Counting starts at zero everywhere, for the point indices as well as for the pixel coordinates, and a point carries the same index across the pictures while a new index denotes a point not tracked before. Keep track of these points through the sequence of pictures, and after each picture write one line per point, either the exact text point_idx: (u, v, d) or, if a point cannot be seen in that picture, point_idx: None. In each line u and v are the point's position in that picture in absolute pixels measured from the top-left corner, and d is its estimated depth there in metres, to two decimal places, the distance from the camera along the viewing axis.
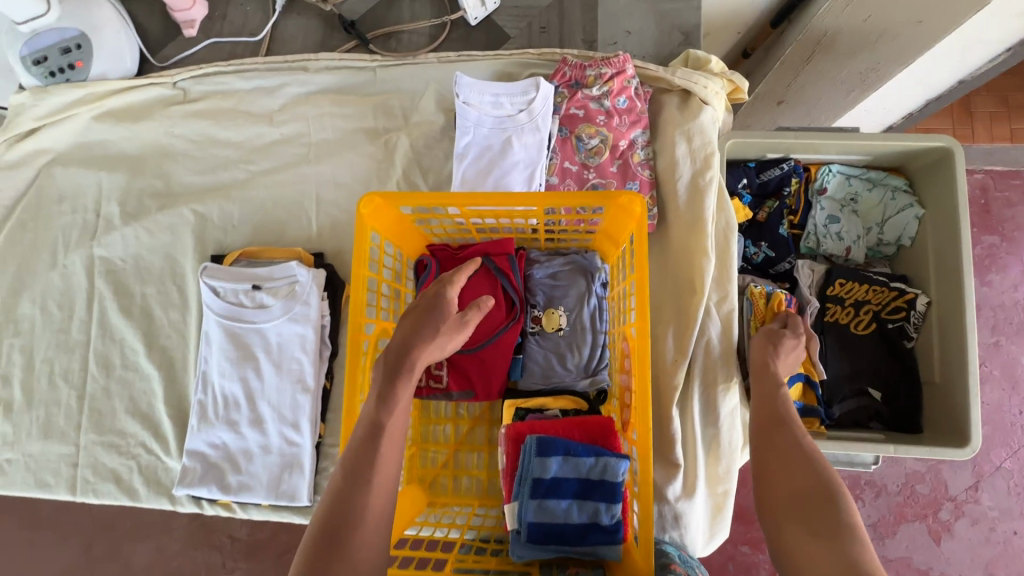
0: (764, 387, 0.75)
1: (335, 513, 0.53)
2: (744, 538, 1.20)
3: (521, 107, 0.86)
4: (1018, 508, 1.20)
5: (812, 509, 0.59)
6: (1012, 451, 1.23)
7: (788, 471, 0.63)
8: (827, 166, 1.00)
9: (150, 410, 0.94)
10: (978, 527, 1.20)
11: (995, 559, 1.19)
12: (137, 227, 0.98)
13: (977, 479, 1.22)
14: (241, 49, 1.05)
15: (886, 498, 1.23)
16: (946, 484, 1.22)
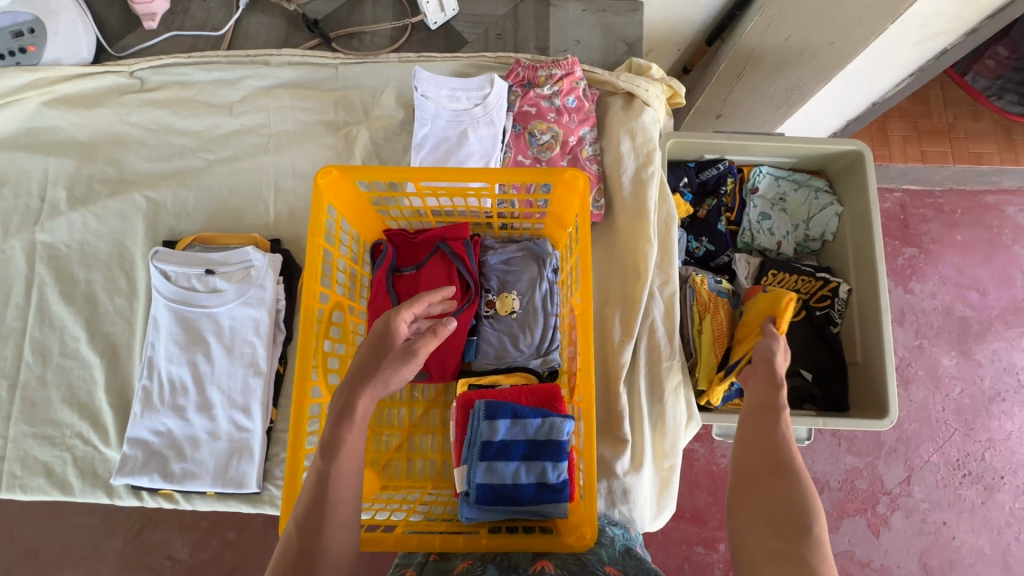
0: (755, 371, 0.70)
1: (299, 540, 0.53)
2: (698, 538, 1.23)
3: (476, 102, 0.92)
4: (946, 499, 1.30)
5: (776, 494, 0.55)
6: (938, 446, 1.32)
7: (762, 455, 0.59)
8: (758, 167, 1.10)
9: (89, 399, 0.90)
10: (912, 519, 1.28)
11: (928, 549, 1.27)
12: (85, 212, 0.96)
13: (910, 472, 1.31)
14: (202, 43, 1.06)
15: (828, 494, 1.30)
16: (882, 478, 1.31)
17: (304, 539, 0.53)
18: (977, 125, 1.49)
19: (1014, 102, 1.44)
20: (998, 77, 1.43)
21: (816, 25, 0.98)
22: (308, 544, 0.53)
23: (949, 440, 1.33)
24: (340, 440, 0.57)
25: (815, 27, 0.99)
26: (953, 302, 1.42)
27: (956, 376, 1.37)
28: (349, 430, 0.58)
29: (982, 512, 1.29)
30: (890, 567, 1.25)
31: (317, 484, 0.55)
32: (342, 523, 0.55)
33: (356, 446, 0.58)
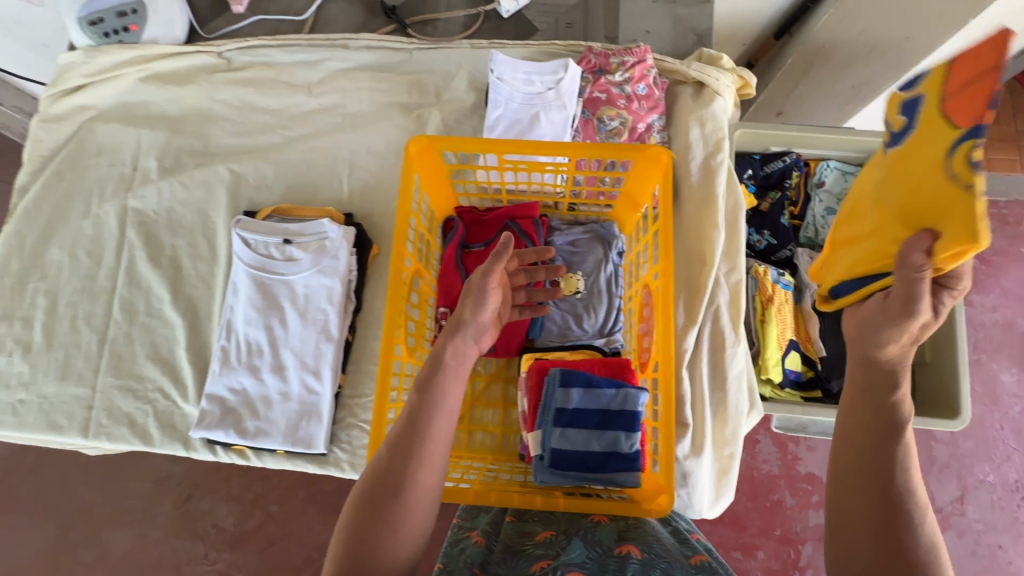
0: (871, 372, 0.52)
1: (390, 463, 0.55)
2: (737, 543, 1.21)
3: (550, 86, 0.93)
4: (1004, 522, 1.24)
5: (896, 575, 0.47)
6: (995, 465, 1.28)
7: (878, 525, 0.48)
8: (825, 162, 1.08)
9: (171, 356, 0.96)
10: (965, 539, 1.24)
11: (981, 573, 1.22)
12: (173, 181, 1.02)
13: (963, 491, 1.27)
14: (285, 27, 1.11)
15: None
16: (932, 496, 1.26)
17: (393, 461, 0.55)
18: None
19: None
20: None
21: (892, 19, 0.97)
22: (395, 465, 0.55)
23: (1007, 460, 1.28)
24: (435, 378, 0.60)
25: (893, 22, 0.98)
26: (1016, 316, 1.37)
27: (1017, 395, 1.32)
28: (442, 369, 0.60)
29: None
30: None
31: (408, 412, 0.58)
32: (427, 456, 0.56)
33: (449, 387, 0.60)
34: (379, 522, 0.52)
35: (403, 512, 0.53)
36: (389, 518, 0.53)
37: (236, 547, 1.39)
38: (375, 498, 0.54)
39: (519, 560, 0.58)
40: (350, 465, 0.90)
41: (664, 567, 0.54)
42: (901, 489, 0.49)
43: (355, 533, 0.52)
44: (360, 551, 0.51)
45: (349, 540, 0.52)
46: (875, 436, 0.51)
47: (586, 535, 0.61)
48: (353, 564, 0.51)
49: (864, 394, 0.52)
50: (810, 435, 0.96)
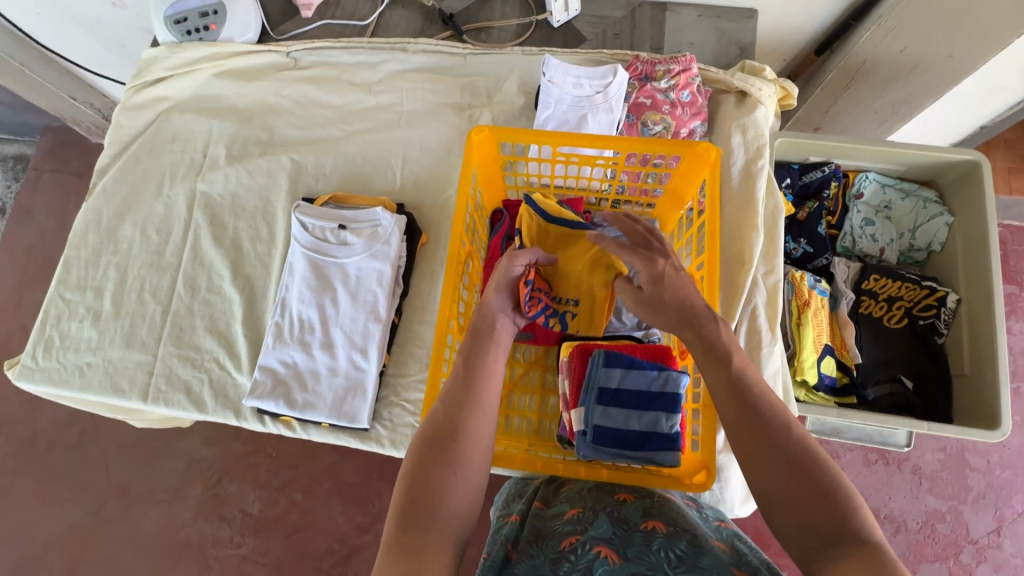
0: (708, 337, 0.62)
1: (447, 413, 0.60)
2: None
3: (598, 89, 0.98)
4: None
5: (810, 498, 0.50)
6: None
7: (777, 459, 0.53)
8: (864, 173, 1.10)
9: (227, 330, 1.01)
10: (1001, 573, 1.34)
11: None
12: (239, 168, 1.10)
13: (999, 524, 1.37)
14: (349, 31, 1.19)
15: (905, 535, 1.38)
16: (967, 527, 1.37)
17: (448, 411, 0.60)
18: None
19: None
20: None
21: (936, 36, 1.00)
22: (451, 414, 0.60)
23: None
24: (480, 341, 0.67)
25: (935, 40, 1.01)
26: None
27: None
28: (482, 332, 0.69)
29: None
30: None
31: (455, 373, 0.64)
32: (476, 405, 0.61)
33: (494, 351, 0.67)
34: (440, 464, 0.56)
35: (462, 454, 0.58)
36: (449, 459, 0.57)
37: (261, 533, 1.42)
38: (434, 442, 0.58)
39: (546, 541, 0.61)
40: (391, 442, 0.93)
41: (691, 541, 0.57)
42: (771, 416, 0.56)
43: (417, 475, 0.56)
44: (425, 490, 0.54)
45: (411, 481, 0.55)
46: (731, 385, 0.58)
47: (613, 512, 0.63)
48: (417, 501, 0.54)
49: (709, 358, 0.61)
50: (844, 440, 0.97)
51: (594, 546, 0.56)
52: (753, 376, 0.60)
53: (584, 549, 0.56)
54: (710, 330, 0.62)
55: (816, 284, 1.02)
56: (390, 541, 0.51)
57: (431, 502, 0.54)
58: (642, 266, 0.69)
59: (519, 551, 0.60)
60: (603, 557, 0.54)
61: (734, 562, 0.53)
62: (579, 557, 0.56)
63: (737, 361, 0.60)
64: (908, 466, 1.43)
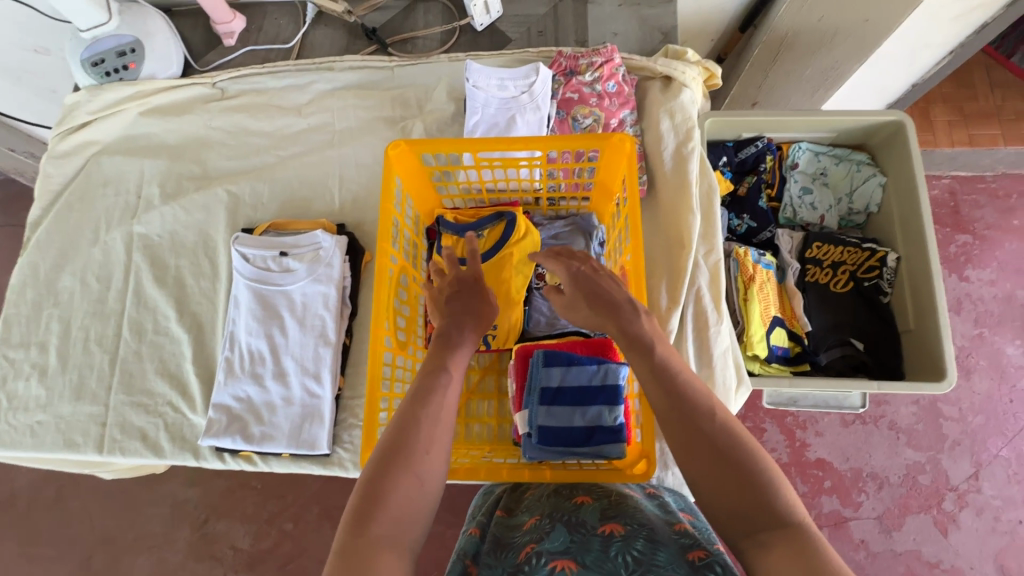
0: (633, 332, 0.62)
1: (407, 422, 0.60)
2: None
3: (523, 89, 0.98)
4: (1019, 496, 1.37)
5: (734, 482, 0.52)
6: (1007, 440, 1.42)
7: (704, 448, 0.54)
8: (797, 144, 1.11)
9: (178, 371, 1.00)
10: (984, 517, 1.36)
11: (1004, 548, 1.34)
12: (175, 206, 1.08)
13: (977, 468, 1.40)
14: (273, 56, 1.18)
15: (888, 491, 1.40)
16: (947, 475, 1.40)
17: (407, 421, 0.60)
18: None
19: None
20: None
21: (850, 6, 1.02)
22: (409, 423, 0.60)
23: (1018, 435, 1.42)
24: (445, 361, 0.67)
25: (851, 9, 1.02)
26: (1015, 288, 1.54)
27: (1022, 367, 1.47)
28: (469, 329, 0.71)
29: None
30: (962, 567, 1.33)
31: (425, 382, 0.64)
32: (447, 419, 0.63)
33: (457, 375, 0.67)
34: (404, 474, 0.56)
35: (428, 459, 0.59)
36: (415, 471, 0.57)
37: (253, 568, 1.41)
38: (398, 443, 0.58)
39: (506, 553, 0.60)
40: (354, 464, 0.92)
41: (647, 536, 0.57)
42: (697, 404, 0.57)
43: (374, 482, 0.56)
44: (382, 499, 0.55)
45: (368, 486, 0.56)
46: (657, 374, 0.59)
47: (570, 519, 0.62)
48: (368, 503, 0.54)
49: (634, 348, 0.61)
50: (800, 408, 0.98)
51: (549, 560, 0.55)
52: (678, 365, 0.61)
53: (539, 562, 0.55)
54: (631, 322, 0.62)
55: (759, 259, 1.03)
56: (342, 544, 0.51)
57: (388, 511, 0.54)
58: (560, 268, 0.71)
59: (478, 564, 0.60)
60: (559, 570, 0.53)
61: (689, 548, 0.55)
62: (534, 567, 0.55)
63: (660, 350, 0.61)
64: (884, 422, 1.46)
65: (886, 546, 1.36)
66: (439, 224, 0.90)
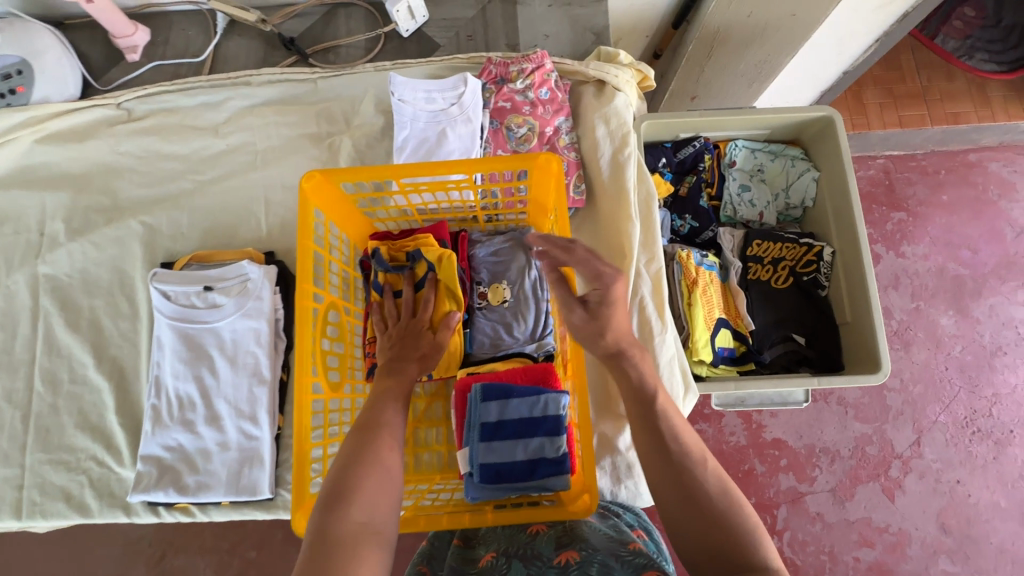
0: (636, 376, 0.63)
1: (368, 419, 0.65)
2: None
3: (452, 101, 0.94)
4: (957, 458, 1.45)
5: (711, 531, 0.53)
6: (944, 405, 1.49)
7: (690, 491, 0.55)
8: (733, 142, 1.12)
9: (101, 422, 0.93)
10: (926, 480, 1.44)
11: (944, 508, 1.42)
12: (84, 241, 0.99)
13: (918, 435, 1.47)
14: (184, 70, 1.10)
15: (840, 463, 1.46)
16: (892, 443, 1.47)
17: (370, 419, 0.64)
18: (952, 84, 1.71)
19: (984, 60, 1.69)
20: (965, 37, 1.70)
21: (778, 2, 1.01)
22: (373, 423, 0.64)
23: (954, 400, 1.50)
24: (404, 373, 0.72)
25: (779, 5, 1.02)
26: (946, 261, 1.61)
27: (956, 335, 1.55)
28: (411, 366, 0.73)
29: (995, 467, 1.45)
30: (908, 529, 1.41)
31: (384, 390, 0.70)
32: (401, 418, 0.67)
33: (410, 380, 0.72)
34: (370, 465, 0.59)
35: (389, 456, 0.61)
36: (383, 461, 0.61)
37: None
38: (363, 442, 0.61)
39: None
40: None
41: (602, 560, 0.54)
42: (689, 452, 0.58)
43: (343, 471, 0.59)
44: (353, 483, 0.57)
45: (339, 476, 0.58)
46: (649, 419, 0.60)
47: (524, 554, 0.59)
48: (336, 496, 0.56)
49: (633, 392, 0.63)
50: (748, 408, 1.00)
51: None
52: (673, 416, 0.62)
53: None
54: (640, 369, 0.63)
55: (704, 262, 1.04)
56: (315, 528, 0.53)
57: (360, 495, 0.56)
58: (603, 285, 0.66)
59: None
60: None
61: (643, 568, 0.52)
62: None
63: (659, 398, 0.62)
64: (833, 399, 1.51)
65: (839, 516, 1.42)
66: (372, 256, 0.87)
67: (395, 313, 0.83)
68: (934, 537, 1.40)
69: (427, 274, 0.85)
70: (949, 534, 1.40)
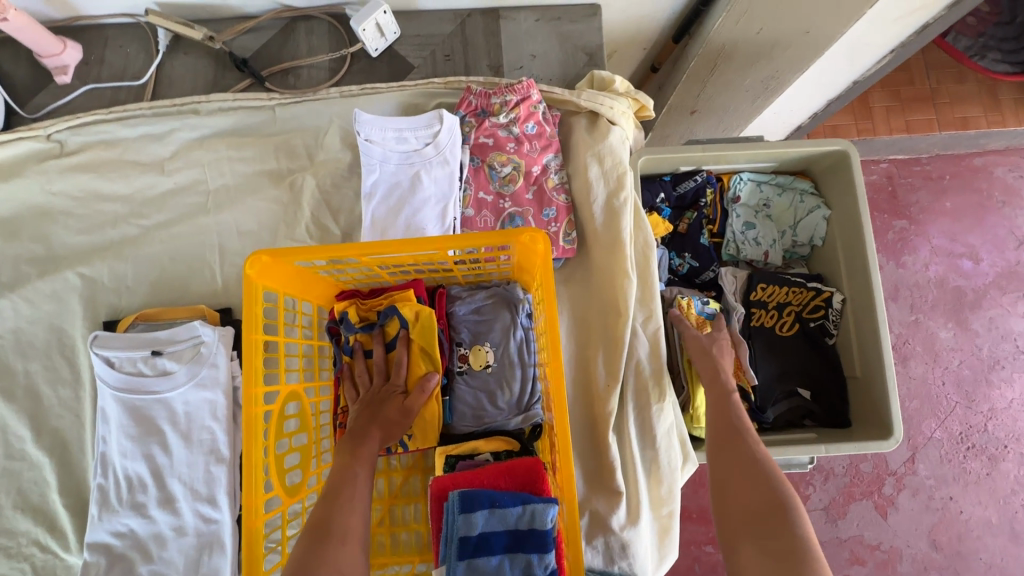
0: (717, 398, 0.77)
1: (323, 509, 0.57)
2: (706, 538, 1.29)
3: (427, 141, 0.84)
4: (951, 475, 1.42)
5: (769, 520, 0.59)
6: (940, 421, 1.45)
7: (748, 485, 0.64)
8: (738, 175, 1.03)
9: (43, 502, 0.84)
10: (919, 497, 1.41)
11: (936, 525, 1.39)
12: (14, 297, 0.89)
13: (913, 451, 1.43)
14: (123, 95, 0.97)
15: (833, 481, 1.42)
16: (886, 460, 1.43)
17: (327, 509, 0.57)
18: (960, 87, 1.61)
19: (997, 60, 1.57)
20: (978, 35, 1.58)
21: (789, 16, 0.91)
22: (328, 515, 0.57)
23: (950, 415, 1.45)
24: (361, 446, 0.65)
25: (791, 19, 0.91)
26: (947, 272, 1.54)
27: (954, 348, 1.50)
28: (370, 440, 0.66)
29: (989, 483, 1.42)
30: (900, 547, 1.38)
31: (344, 470, 0.62)
32: (361, 501, 0.60)
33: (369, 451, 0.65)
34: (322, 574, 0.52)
35: (343, 559, 0.54)
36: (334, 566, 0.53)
37: None
38: (314, 547, 0.54)
39: None
40: None
41: None
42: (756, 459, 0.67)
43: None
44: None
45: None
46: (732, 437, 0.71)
47: None
48: None
49: (719, 409, 0.76)
50: None
51: None
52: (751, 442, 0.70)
53: None
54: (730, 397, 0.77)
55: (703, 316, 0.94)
56: None
57: None
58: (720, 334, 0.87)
59: None
60: None
61: None
62: None
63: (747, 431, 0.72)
64: None
65: (831, 535, 1.39)
66: (340, 322, 0.77)
67: (368, 378, 0.76)
68: (925, 554, 1.38)
69: (398, 334, 0.76)
70: (940, 552, 1.38)
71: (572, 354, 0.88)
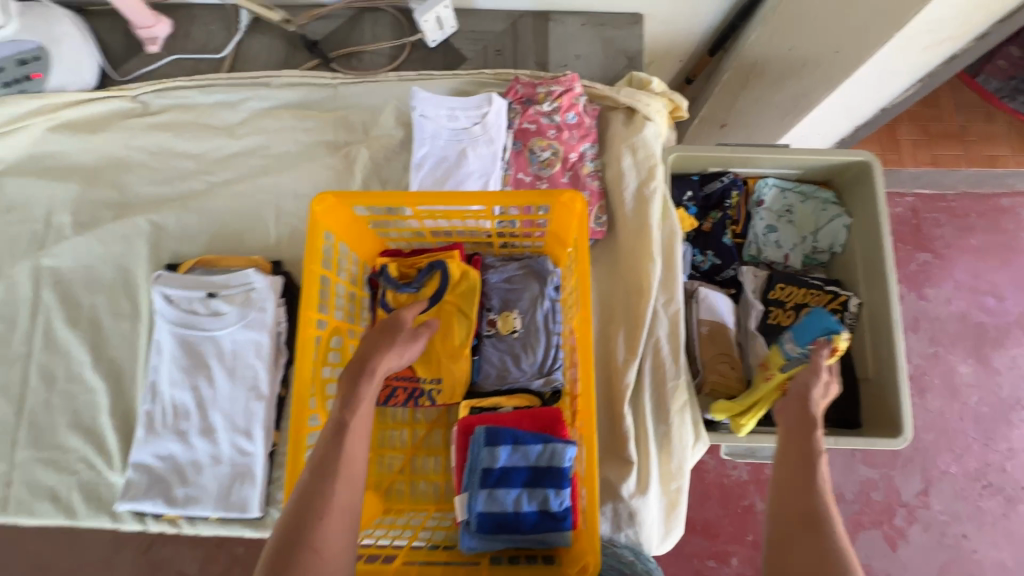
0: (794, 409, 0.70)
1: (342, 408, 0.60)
2: (710, 552, 1.26)
3: (475, 120, 0.91)
4: (965, 512, 1.40)
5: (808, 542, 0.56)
6: (956, 456, 1.44)
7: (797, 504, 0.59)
8: (764, 179, 1.08)
9: (94, 423, 0.91)
10: (930, 532, 1.39)
11: (947, 562, 1.37)
12: (89, 236, 0.97)
13: (926, 484, 1.42)
14: (203, 66, 1.07)
15: (843, 506, 1.41)
16: (898, 490, 1.42)
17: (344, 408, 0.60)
18: (990, 126, 1.62)
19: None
20: (1009, 78, 1.58)
21: (820, 34, 0.95)
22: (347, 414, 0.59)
23: (965, 450, 1.44)
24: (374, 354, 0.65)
25: (823, 37, 0.96)
26: (969, 307, 1.54)
27: (973, 385, 1.49)
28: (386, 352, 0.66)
29: (1004, 524, 1.39)
30: None
31: (348, 404, 0.60)
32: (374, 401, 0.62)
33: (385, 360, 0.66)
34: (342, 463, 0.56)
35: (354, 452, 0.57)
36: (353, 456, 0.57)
37: None
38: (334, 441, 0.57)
39: None
40: None
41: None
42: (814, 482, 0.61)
43: (309, 484, 0.54)
44: (307, 523, 0.51)
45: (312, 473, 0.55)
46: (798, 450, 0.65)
47: None
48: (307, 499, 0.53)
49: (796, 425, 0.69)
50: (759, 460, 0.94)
51: None
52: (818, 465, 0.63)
53: None
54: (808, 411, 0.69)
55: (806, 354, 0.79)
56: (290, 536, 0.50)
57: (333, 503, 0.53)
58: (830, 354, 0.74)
59: None
60: None
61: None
62: None
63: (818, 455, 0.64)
64: None
65: None
66: (381, 275, 0.83)
67: None
68: None
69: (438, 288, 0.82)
70: None
71: (595, 329, 0.93)
